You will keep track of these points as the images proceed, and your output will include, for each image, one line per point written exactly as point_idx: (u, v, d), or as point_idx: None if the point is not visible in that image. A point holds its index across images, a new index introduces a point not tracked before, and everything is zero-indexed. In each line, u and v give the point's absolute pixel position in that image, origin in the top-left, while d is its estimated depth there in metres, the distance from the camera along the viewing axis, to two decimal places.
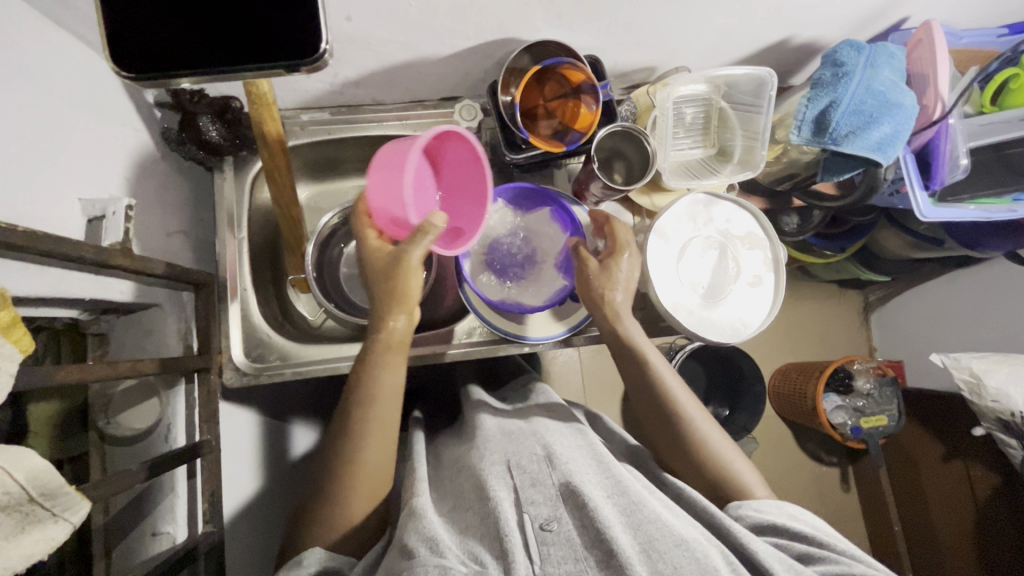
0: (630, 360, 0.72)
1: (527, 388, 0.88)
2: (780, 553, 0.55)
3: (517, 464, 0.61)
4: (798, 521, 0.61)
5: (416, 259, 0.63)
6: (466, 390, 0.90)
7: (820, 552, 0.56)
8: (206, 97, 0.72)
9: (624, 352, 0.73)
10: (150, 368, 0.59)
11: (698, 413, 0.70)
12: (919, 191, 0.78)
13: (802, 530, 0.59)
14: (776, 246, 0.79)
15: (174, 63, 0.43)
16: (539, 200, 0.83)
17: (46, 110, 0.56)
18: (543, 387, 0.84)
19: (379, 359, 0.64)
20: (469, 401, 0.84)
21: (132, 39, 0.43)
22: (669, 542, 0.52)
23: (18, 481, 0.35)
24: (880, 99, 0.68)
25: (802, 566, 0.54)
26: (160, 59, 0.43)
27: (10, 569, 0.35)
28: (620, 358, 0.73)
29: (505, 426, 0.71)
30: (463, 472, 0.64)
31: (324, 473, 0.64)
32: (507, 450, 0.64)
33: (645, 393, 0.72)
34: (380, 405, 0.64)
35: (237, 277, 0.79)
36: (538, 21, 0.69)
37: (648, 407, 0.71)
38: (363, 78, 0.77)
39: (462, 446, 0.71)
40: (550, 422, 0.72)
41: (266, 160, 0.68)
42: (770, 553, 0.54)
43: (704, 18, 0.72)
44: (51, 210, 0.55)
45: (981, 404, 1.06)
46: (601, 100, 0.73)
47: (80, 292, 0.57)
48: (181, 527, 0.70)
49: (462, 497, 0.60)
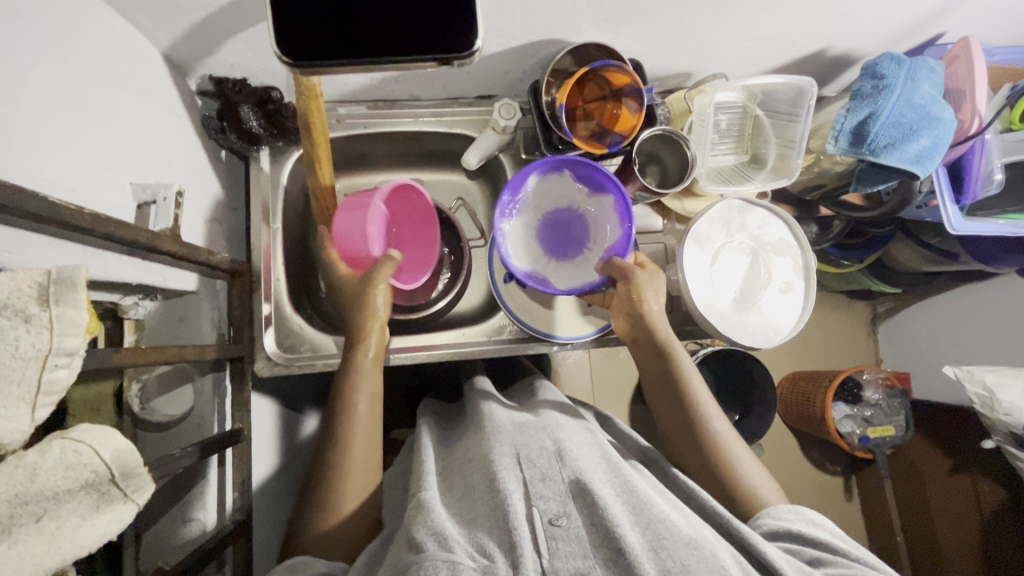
0: (674, 392, 0.72)
1: (531, 387, 0.89)
2: (790, 558, 0.55)
3: (527, 456, 0.62)
4: (814, 525, 0.61)
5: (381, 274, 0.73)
6: (471, 381, 0.89)
7: (832, 557, 0.56)
8: (246, 88, 0.74)
9: (659, 368, 0.73)
10: (192, 355, 0.59)
11: (732, 438, 0.69)
12: (950, 204, 0.80)
13: (818, 535, 0.59)
14: (806, 253, 0.79)
15: (331, 54, 0.45)
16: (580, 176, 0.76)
17: (96, 90, 0.55)
18: (546, 385, 0.86)
19: (362, 370, 0.69)
20: (472, 390, 0.85)
21: (294, 32, 0.44)
22: (677, 541, 0.52)
23: (103, 460, 0.35)
24: (921, 112, 0.69)
25: (811, 569, 0.54)
26: (319, 50, 0.45)
27: (84, 551, 0.34)
28: (664, 392, 0.73)
29: (514, 418, 0.72)
30: (473, 461, 0.63)
31: (346, 459, 0.64)
32: (518, 441, 0.65)
33: (684, 420, 0.71)
34: (366, 414, 0.67)
35: (270, 267, 0.80)
36: (584, 23, 0.70)
37: (682, 424, 0.71)
38: (404, 74, 0.77)
39: (472, 433, 0.71)
40: (559, 415, 0.73)
41: (307, 149, 0.68)
42: (783, 559, 0.54)
43: (747, 27, 0.73)
44: (102, 193, 0.55)
45: (993, 417, 1.07)
46: (643, 104, 0.74)
47: (130, 276, 0.57)
48: (211, 514, 0.70)
49: (471, 486, 0.60)
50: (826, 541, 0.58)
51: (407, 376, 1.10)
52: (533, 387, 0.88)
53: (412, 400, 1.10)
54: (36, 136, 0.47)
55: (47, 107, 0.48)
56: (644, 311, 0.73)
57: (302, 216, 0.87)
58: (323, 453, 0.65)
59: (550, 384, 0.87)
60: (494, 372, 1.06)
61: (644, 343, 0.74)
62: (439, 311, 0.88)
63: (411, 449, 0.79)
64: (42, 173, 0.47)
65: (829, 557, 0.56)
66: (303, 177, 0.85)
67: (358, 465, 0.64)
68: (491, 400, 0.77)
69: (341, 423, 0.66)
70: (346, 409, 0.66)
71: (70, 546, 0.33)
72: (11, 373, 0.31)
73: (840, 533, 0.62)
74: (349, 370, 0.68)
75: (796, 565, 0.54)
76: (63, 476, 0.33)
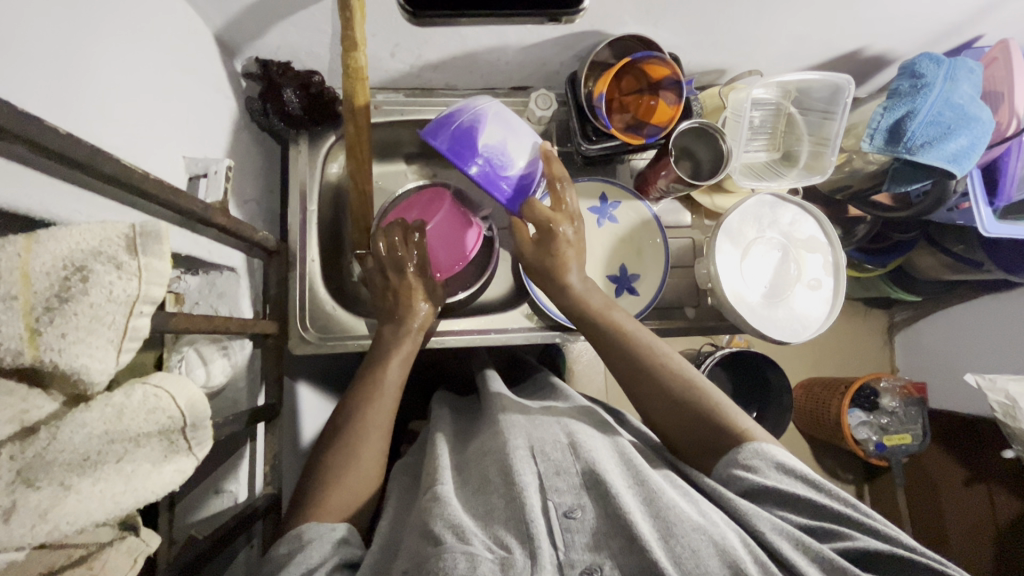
0: (653, 389, 0.66)
1: (543, 386, 0.86)
2: (783, 524, 0.53)
3: (541, 450, 0.60)
4: (784, 474, 0.57)
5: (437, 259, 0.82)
6: (482, 372, 0.90)
7: (830, 525, 0.53)
8: (290, 70, 0.75)
9: (623, 358, 0.69)
10: (234, 326, 0.60)
11: (738, 412, 0.63)
12: (982, 206, 0.80)
13: (799, 492, 0.55)
14: (836, 251, 0.80)
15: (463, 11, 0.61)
16: (464, 131, 0.69)
17: (152, 63, 0.56)
18: (564, 387, 0.81)
19: (356, 404, 0.67)
20: (483, 383, 0.84)
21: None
22: (686, 527, 0.50)
23: (180, 408, 0.37)
24: (958, 112, 0.69)
25: (812, 540, 0.51)
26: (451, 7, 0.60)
27: (151, 499, 0.35)
28: (634, 390, 0.68)
29: (530, 413, 0.70)
30: (488, 455, 0.61)
31: (380, 389, 0.68)
32: (531, 434, 0.63)
33: (668, 411, 0.65)
34: (384, 399, 0.67)
35: (304, 248, 0.81)
36: (626, 15, 0.70)
37: (667, 411, 0.65)
38: (443, 62, 0.78)
39: (487, 428, 0.69)
40: (570, 412, 0.71)
41: (350, 132, 0.72)
42: (778, 530, 0.52)
43: (786, 24, 0.74)
44: (158, 164, 0.56)
45: (1015, 426, 1.05)
46: (682, 95, 0.75)
47: (178, 246, 0.58)
48: (241, 487, 0.71)
49: (485, 480, 0.58)
50: (809, 498, 0.54)
51: (425, 365, 1.11)
52: (545, 384, 0.87)
53: (429, 391, 1.11)
54: (106, 104, 0.48)
55: (115, 75, 0.50)
56: (557, 280, 0.73)
57: (337, 200, 0.88)
58: (346, 425, 0.65)
59: (566, 386, 0.81)
60: (512, 363, 1.06)
61: (600, 338, 0.71)
62: (462, 301, 0.87)
63: (423, 444, 0.77)
64: (112, 141, 0.49)
65: (818, 523, 0.53)
66: (339, 162, 0.87)
67: (378, 421, 0.66)
68: (504, 395, 0.76)
69: (343, 449, 0.62)
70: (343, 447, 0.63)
71: (143, 490, 0.34)
72: (101, 316, 0.32)
73: (815, 478, 0.57)
74: (352, 403, 0.67)
75: (794, 538, 0.51)
76: (145, 419, 0.34)
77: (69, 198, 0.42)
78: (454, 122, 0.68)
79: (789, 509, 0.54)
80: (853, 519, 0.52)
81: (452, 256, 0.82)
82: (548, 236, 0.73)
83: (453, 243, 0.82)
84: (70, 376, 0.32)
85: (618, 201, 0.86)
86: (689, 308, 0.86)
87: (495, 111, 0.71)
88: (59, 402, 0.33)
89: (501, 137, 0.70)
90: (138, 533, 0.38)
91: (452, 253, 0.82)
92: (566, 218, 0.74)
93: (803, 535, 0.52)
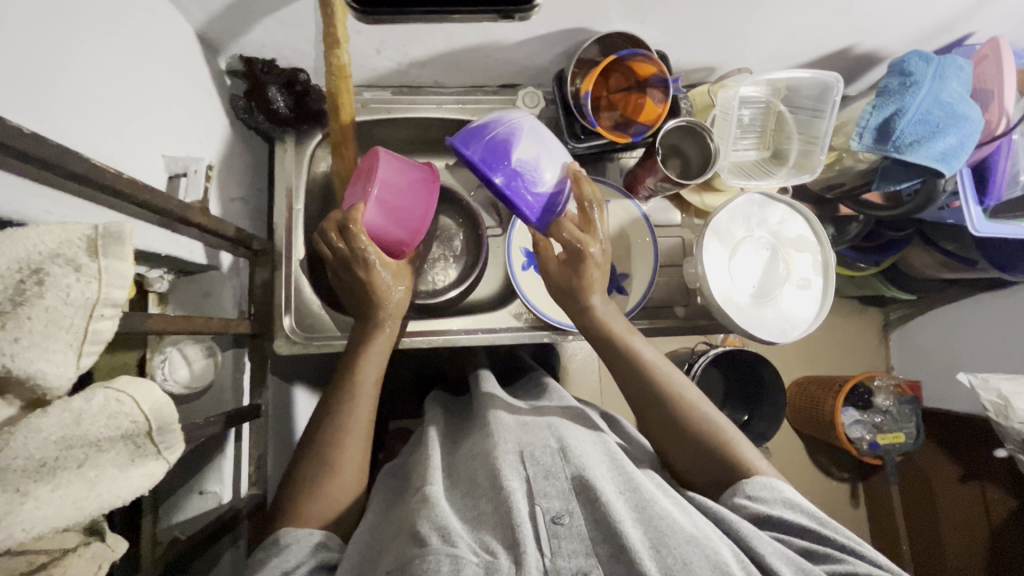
0: (648, 397, 0.66)
1: (536, 385, 0.86)
2: (783, 549, 0.53)
3: (531, 454, 0.59)
4: (790, 508, 0.57)
5: (390, 236, 0.73)
6: (473, 373, 0.90)
7: (827, 549, 0.53)
8: (276, 68, 0.75)
9: (612, 362, 0.69)
10: (216, 326, 0.59)
11: (740, 438, 0.63)
12: (972, 206, 0.80)
13: (800, 521, 0.55)
14: (826, 251, 0.79)
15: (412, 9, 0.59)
16: (495, 143, 0.64)
17: (131, 60, 0.56)
18: (554, 386, 0.81)
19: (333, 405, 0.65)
20: (475, 382, 0.84)
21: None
22: (678, 538, 0.50)
23: (143, 412, 0.36)
24: (948, 110, 0.69)
25: (811, 565, 0.51)
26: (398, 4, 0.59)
27: (117, 502, 0.35)
28: (634, 398, 0.67)
29: (517, 415, 0.69)
30: (475, 458, 0.61)
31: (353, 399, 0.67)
32: (521, 439, 0.62)
33: (658, 415, 0.65)
34: (364, 395, 0.66)
35: (291, 247, 0.81)
36: (612, 13, 0.70)
37: (658, 413, 0.65)
38: (431, 59, 0.78)
39: (477, 429, 0.68)
40: (561, 415, 0.70)
41: (335, 132, 0.72)
42: (779, 555, 0.52)
43: (776, 21, 0.73)
44: (134, 161, 0.56)
45: (1007, 425, 1.05)
46: (668, 94, 0.75)
47: (157, 247, 0.58)
48: (226, 487, 0.70)
49: (473, 483, 0.58)
50: (809, 527, 0.55)
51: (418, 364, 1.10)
52: (537, 384, 0.87)
53: (420, 390, 1.10)
54: (83, 103, 0.48)
55: (92, 74, 0.49)
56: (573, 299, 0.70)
57: (324, 199, 0.88)
58: (325, 425, 0.64)
59: (557, 384, 0.82)
60: (503, 362, 1.06)
61: (601, 346, 0.70)
62: (453, 299, 0.87)
63: (414, 444, 0.77)
64: (88, 140, 0.48)
65: (817, 548, 0.53)
66: (326, 160, 0.86)
67: (359, 426, 0.64)
68: (496, 393, 0.76)
69: (326, 445, 0.62)
70: (320, 446, 0.62)
71: (109, 494, 0.34)
72: (59, 318, 0.32)
73: (819, 514, 0.57)
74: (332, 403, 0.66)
75: (793, 562, 0.51)
76: (105, 424, 0.34)
77: (38, 198, 0.42)
78: (488, 133, 0.64)
79: (787, 534, 0.55)
80: (855, 549, 0.53)
81: (401, 229, 0.73)
82: (576, 258, 0.68)
83: (400, 212, 0.72)
84: (26, 381, 0.32)
85: (607, 200, 0.85)
86: (679, 307, 0.85)
87: (531, 125, 0.66)
88: (16, 407, 0.33)
89: (530, 152, 0.65)
90: (104, 538, 0.37)
91: (401, 224, 0.73)
92: (596, 240, 0.68)
93: (802, 560, 0.52)
